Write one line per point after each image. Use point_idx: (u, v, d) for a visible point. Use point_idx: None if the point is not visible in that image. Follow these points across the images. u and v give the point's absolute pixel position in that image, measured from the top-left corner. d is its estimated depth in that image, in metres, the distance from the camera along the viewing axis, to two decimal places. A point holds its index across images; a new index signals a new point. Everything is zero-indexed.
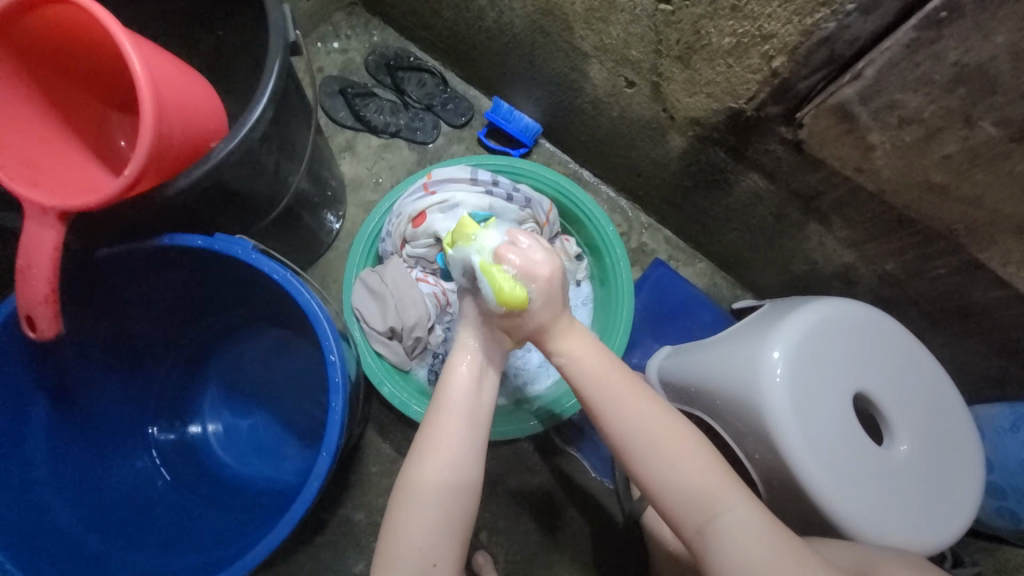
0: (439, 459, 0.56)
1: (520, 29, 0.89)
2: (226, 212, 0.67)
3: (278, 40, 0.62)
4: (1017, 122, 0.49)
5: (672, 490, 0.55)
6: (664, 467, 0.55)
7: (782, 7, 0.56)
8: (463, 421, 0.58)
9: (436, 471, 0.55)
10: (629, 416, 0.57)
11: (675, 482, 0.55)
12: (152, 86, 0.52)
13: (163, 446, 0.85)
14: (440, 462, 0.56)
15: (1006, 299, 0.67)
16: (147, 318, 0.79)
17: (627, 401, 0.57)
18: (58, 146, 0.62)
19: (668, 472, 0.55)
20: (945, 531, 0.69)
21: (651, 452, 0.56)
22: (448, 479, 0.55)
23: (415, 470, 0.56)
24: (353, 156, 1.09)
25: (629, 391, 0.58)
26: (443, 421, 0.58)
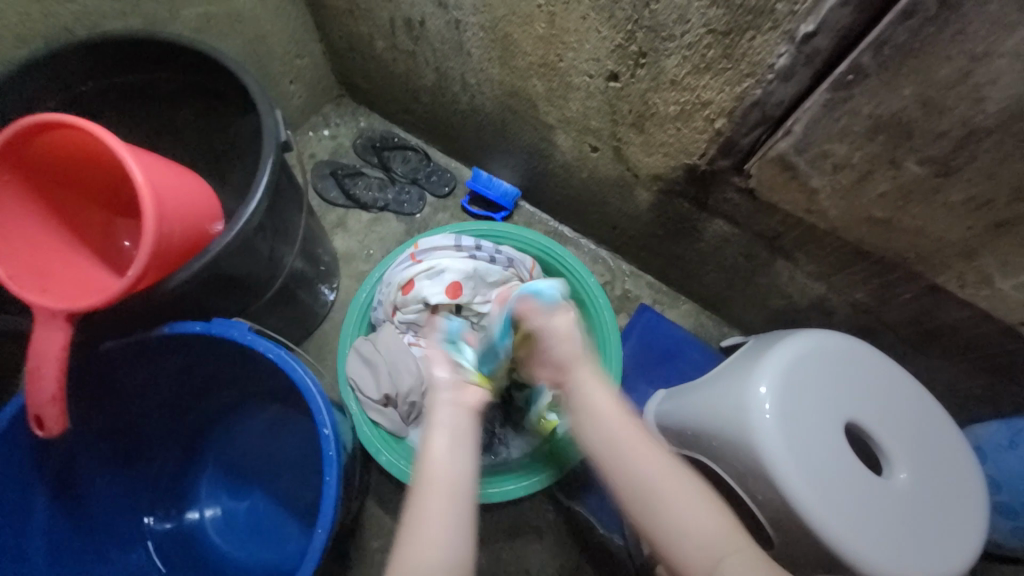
0: (427, 524, 0.53)
1: (491, 108, 0.98)
2: (224, 297, 0.71)
3: (270, 140, 0.69)
4: (937, 161, 0.55)
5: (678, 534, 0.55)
6: (664, 513, 0.56)
7: (714, 79, 0.63)
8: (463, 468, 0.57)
9: (442, 535, 0.53)
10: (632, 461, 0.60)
11: (676, 527, 0.56)
12: (154, 197, 0.57)
13: (158, 536, 0.83)
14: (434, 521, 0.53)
15: (973, 318, 0.70)
16: (147, 404, 0.80)
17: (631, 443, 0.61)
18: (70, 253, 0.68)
19: (671, 519, 0.56)
20: (956, 565, 0.67)
21: (656, 500, 0.57)
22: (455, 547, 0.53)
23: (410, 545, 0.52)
24: (345, 232, 1.16)
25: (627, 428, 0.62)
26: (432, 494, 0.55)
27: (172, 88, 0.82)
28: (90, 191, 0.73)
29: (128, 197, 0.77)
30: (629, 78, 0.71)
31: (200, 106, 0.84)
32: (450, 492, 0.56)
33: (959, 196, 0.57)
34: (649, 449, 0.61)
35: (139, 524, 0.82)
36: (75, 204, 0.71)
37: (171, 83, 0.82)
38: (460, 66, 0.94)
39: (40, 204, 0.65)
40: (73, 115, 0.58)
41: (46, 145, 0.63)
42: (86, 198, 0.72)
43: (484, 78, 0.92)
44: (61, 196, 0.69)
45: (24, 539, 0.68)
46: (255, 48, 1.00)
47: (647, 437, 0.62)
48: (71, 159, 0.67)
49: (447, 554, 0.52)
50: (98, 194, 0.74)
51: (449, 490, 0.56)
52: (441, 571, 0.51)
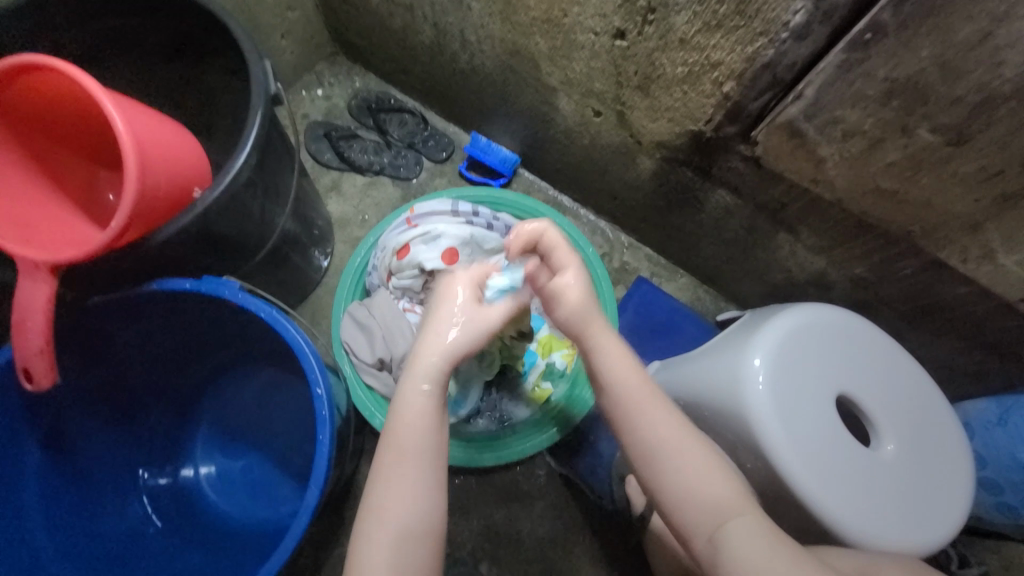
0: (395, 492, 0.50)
1: (492, 68, 0.94)
2: (215, 255, 0.70)
3: (258, 92, 0.66)
4: (950, 129, 0.53)
5: (685, 491, 0.55)
6: (673, 469, 0.56)
7: (725, 38, 0.60)
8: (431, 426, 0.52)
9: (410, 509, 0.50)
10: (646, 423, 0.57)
11: (685, 484, 0.55)
12: (136, 147, 0.55)
13: (155, 491, 0.84)
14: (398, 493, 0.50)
15: (971, 294, 0.70)
16: (139, 362, 0.80)
17: (651, 410, 0.58)
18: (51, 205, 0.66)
19: (682, 476, 0.55)
20: (938, 533, 0.69)
21: (671, 458, 0.56)
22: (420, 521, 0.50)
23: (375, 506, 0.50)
24: (339, 196, 1.13)
25: (644, 388, 0.59)
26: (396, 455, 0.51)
27: (157, 36, 0.78)
28: (70, 141, 0.70)
29: (110, 148, 0.74)
30: (636, 36, 0.68)
31: (186, 56, 0.80)
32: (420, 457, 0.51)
33: (970, 166, 0.55)
34: (666, 410, 0.59)
35: (136, 479, 0.83)
36: (54, 155, 0.68)
37: (155, 30, 0.78)
38: (460, 21, 0.89)
39: (17, 152, 0.63)
40: (47, 55, 0.54)
41: (18, 89, 0.59)
42: (65, 148, 0.69)
43: (484, 35, 0.88)
44: (39, 145, 0.66)
45: (19, 489, 0.69)
46: None
47: (660, 393, 0.60)
48: (46, 104, 0.64)
49: (413, 523, 0.50)
50: (78, 144, 0.71)
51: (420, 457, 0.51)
52: (410, 540, 0.49)
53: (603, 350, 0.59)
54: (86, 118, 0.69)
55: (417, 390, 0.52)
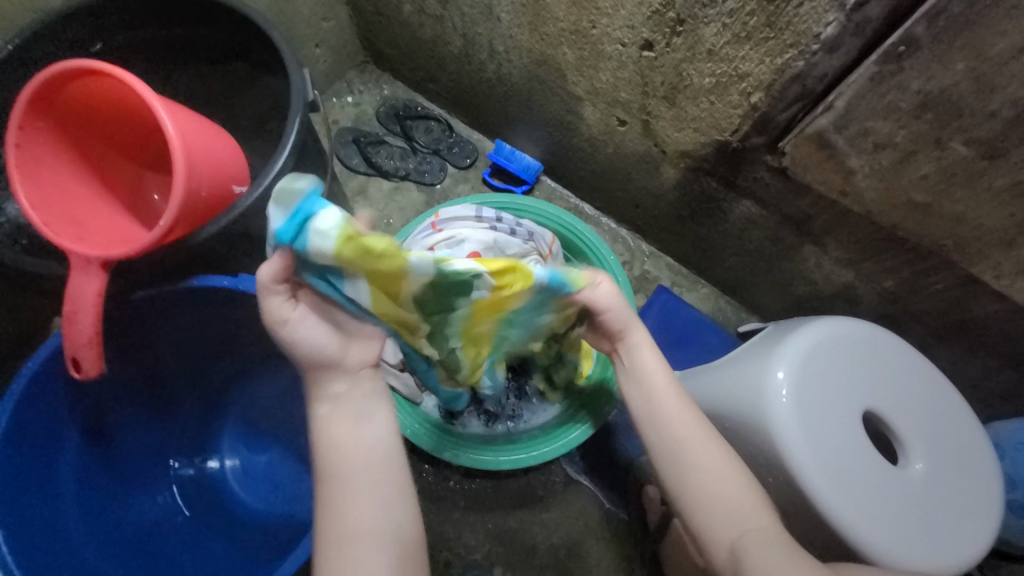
0: (364, 504, 0.53)
1: (518, 77, 0.96)
2: (249, 254, 0.73)
3: (298, 99, 0.68)
4: (986, 143, 0.52)
5: (701, 496, 0.56)
6: (700, 477, 0.56)
7: (754, 49, 0.61)
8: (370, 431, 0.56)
9: (376, 520, 0.53)
10: (678, 432, 0.59)
11: (707, 491, 0.56)
12: (184, 150, 0.58)
13: (183, 481, 0.87)
14: (355, 502, 0.53)
15: (1006, 312, 0.68)
16: (173, 355, 0.83)
17: (679, 420, 0.60)
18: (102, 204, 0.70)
19: (706, 483, 0.56)
20: (968, 553, 0.67)
21: (690, 463, 0.57)
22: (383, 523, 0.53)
23: (341, 522, 0.53)
24: (366, 200, 1.16)
25: (676, 398, 0.61)
26: (344, 475, 0.54)
27: (202, 44, 0.82)
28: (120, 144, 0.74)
29: (155, 151, 0.78)
30: (664, 47, 0.69)
31: (229, 65, 0.84)
32: (377, 464, 0.55)
33: (1005, 181, 0.54)
34: (693, 418, 0.60)
35: (165, 469, 0.86)
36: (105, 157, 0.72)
37: (199, 38, 0.82)
38: (489, 32, 0.92)
39: (72, 154, 0.67)
40: (106, 62, 0.58)
41: (75, 94, 0.63)
42: (115, 150, 0.73)
43: (512, 46, 0.90)
44: (92, 147, 0.70)
45: (60, 473, 0.73)
46: (282, 7, 0.99)
47: (689, 401, 0.62)
48: (100, 109, 0.68)
49: (383, 523, 0.54)
50: (127, 147, 0.75)
51: (379, 462, 0.55)
52: (387, 538, 0.53)
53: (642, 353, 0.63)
54: (136, 123, 0.73)
55: (328, 404, 0.55)
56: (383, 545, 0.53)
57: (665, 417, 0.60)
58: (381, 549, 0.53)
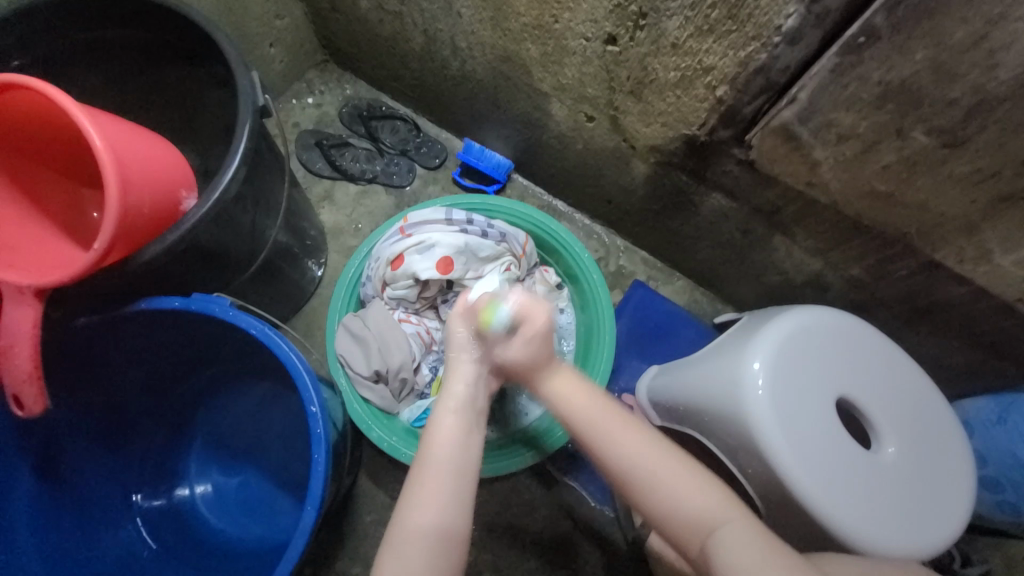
0: (427, 502, 0.51)
1: (483, 74, 0.93)
2: (205, 271, 0.69)
3: (247, 105, 0.65)
4: (945, 131, 0.53)
5: (666, 510, 0.53)
6: (656, 490, 0.54)
7: (717, 42, 0.60)
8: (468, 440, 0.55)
9: (429, 523, 0.51)
10: (624, 449, 0.55)
11: (669, 505, 0.53)
12: (116, 166, 0.54)
13: (148, 512, 0.83)
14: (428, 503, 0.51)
15: (968, 294, 0.70)
16: (130, 380, 0.78)
17: (624, 434, 0.55)
18: (30, 226, 0.64)
19: (665, 496, 0.53)
20: (941, 534, 0.69)
21: (648, 479, 0.54)
22: (445, 528, 0.51)
23: (401, 521, 0.51)
24: (332, 205, 1.12)
25: (610, 412, 0.57)
26: (428, 472, 0.53)
27: (142, 48, 0.77)
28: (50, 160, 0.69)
29: (91, 165, 0.73)
30: (628, 41, 0.67)
31: (173, 69, 0.79)
32: (455, 471, 0.53)
33: (965, 168, 0.55)
34: (636, 430, 0.56)
35: (129, 501, 0.81)
36: (29, 174, 0.66)
37: (139, 42, 0.76)
38: (450, 28, 0.89)
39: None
40: (24, 75, 0.53)
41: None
42: (45, 167, 0.68)
43: (474, 42, 0.87)
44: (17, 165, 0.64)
45: (8, 514, 0.68)
46: (230, 6, 0.94)
47: (626, 410, 0.58)
48: (21, 122, 0.62)
49: (446, 527, 0.51)
50: (58, 162, 0.70)
51: (453, 470, 0.53)
52: (439, 543, 0.50)
53: (563, 382, 0.58)
54: (66, 136, 0.67)
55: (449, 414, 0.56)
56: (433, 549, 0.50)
57: (610, 441, 0.56)
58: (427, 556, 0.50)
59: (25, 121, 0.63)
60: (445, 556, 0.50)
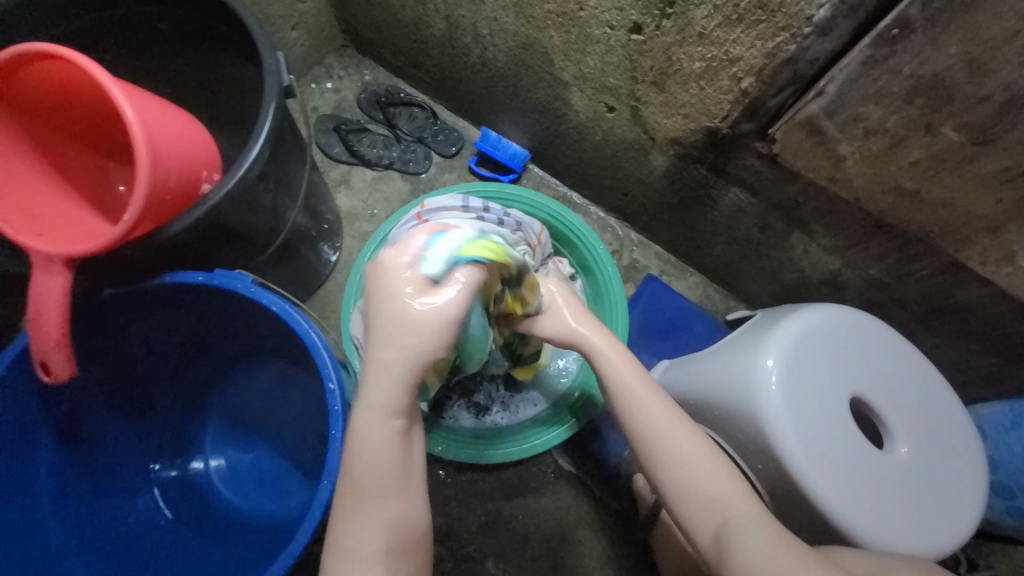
0: (378, 491, 0.52)
1: (503, 62, 0.93)
2: (227, 248, 0.70)
3: (272, 85, 0.65)
4: (976, 127, 0.52)
5: (688, 488, 0.55)
6: (676, 471, 0.56)
7: (745, 32, 0.59)
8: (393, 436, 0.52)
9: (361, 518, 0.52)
10: (648, 424, 0.59)
11: (687, 484, 0.55)
12: (147, 140, 0.54)
13: (165, 483, 0.85)
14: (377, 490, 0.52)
15: (989, 297, 0.69)
16: (150, 354, 0.80)
17: (653, 410, 0.60)
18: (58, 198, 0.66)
19: (685, 477, 0.56)
20: (954, 537, 0.68)
21: (667, 459, 0.57)
22: (395, 511, 0.53)
23: (352, 508, 0.52)
24: (348, 190, 1.13)
25: (644, 389, 0.61)
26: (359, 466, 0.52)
27: (169, 25, 0.78)
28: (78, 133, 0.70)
29: (118, 140, 0.73)
30: (653, 30, 0.67)
31: (198, 49, 0.80)
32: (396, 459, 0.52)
33: (995, 166, 0.54)
34: (664, 411, 0.60)
35: (146, 471, 0.84)
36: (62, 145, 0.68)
37: (165, 20, 0.77)
38: (472, 14, 0.88)
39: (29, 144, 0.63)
40: (60, 46, 0.54)
41: (27, 79, 0.59)
42: (73, 140, 0.69)
43: (497, 29, 0.87)
44: (48, 137, 0.66)
45: (32, 480, 0.70)
46: None
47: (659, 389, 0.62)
48: (55, 96, 0.64)
49: (396, 510, 0.53)
50: (86, 136, 0.71)
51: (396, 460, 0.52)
52: (390, 527, 0.52)
53: (606, 355, 0.64)
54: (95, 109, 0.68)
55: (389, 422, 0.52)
56: (384, 533, 0.52)
57: (638, 414, 0.60)
58: (380, 537, 0.52)
59: (57, 93, 0.64)
60: (397, 540, 0.53)
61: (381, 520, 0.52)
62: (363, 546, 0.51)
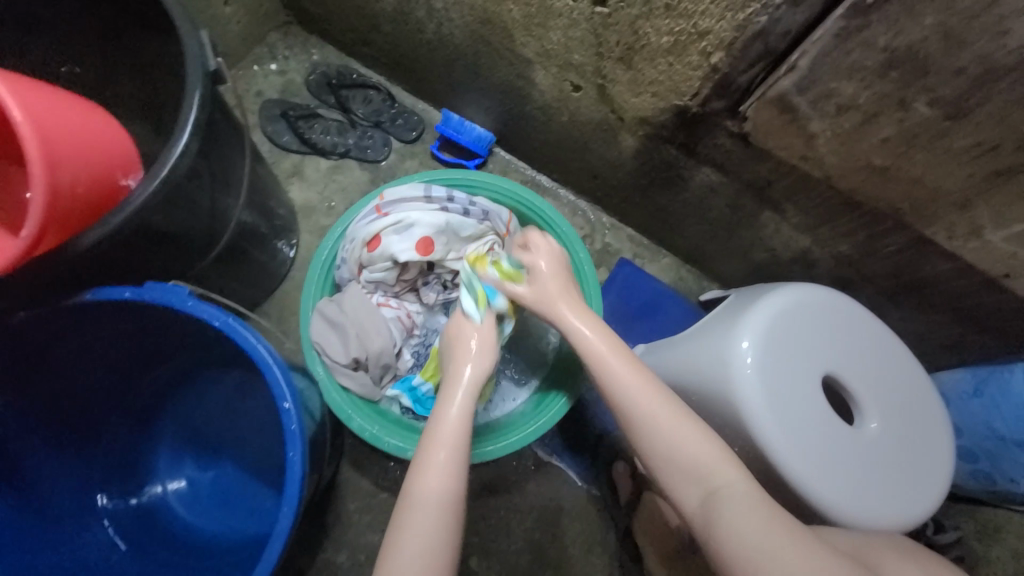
0: (436, 465, 0.57)
1: (461, 39, 0.87)
2: (160, 256, 0.63)
3: (196, 70, 0.58)
4: (949, 102, 0.50)
5: (672, 454, 0.58)
6: (666, 445, 0.58)
7: (714, 3, 0.55)
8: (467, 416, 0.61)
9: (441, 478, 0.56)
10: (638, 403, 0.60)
11: (677, 455, 0.57)
12: (37, 144, 0.48)
13: (117, 512, 0.78)
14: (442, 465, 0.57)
15: (954, 271, 0.69)
16: (86, 374, 0.73)
17: (640, 389, 0.61)
18: None
19: (676, 446, 0.57)
20: (924, 506, 0.71)
21: (656, 434, 0.58)
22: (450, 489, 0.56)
23: (415, 481, 0.56)
24: (302, 182, 1.05)
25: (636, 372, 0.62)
26: (433, 441, 0.59)
27: (72, 2, 0.68)
28: None
29: None
30: (618, 2, 0.62)
31: (113, 30, 0.70)
32: (461, 439, 0.59)
33: (966, 142, 0.53)
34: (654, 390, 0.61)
35: (92, 501, 0.77)
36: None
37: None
38: None
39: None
40: None
41: None
42: None
43: (451, 2, 0.80)
44: None
45: None
46: None
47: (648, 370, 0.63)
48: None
49: (447, 488, 0.56)
50: None
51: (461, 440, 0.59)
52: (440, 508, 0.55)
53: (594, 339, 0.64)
54: None
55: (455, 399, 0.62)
56: (436, 514, 0.54)
57: (628, 396, 0.60)
58: (432, 518, 0.54)
59: None
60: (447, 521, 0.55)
61: (439, 490, 0.55)
62: (419, 525, 0.54)
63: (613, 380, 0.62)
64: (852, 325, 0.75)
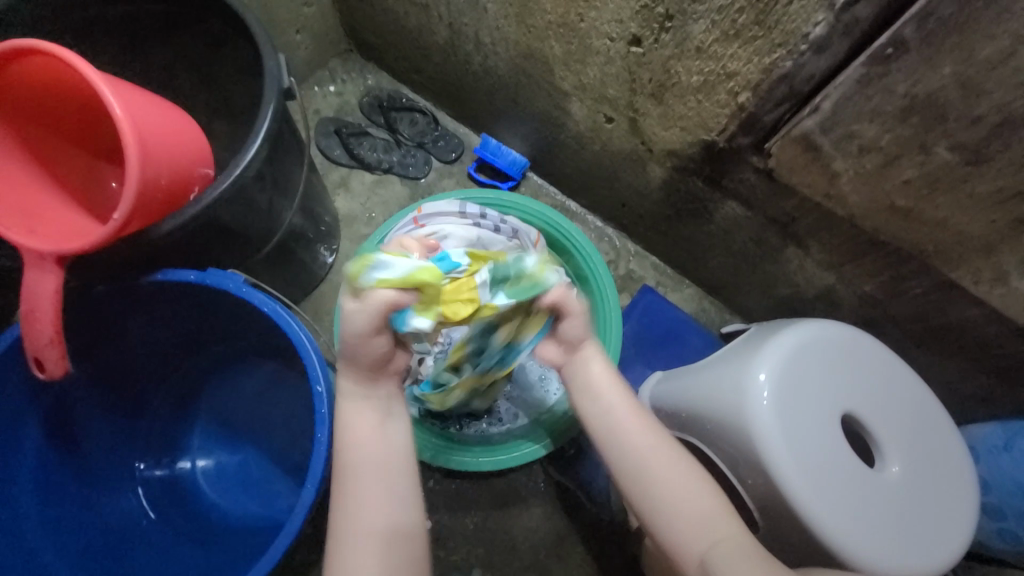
0: (367, 504, 0.56)
1: (505, 70, 0.94)
2: (221, 247, 0.70)
3: (272, 86, 0.66)
4: (970, 147, 0.52)
5: (667, 511, 0.57)
6: (657, 495, 0.58)
7: (742, 48, 0.60)
8: (386, 438, 0.59)
9: (377, 515, 0.56)
10: (634, 447, 0.60)
11: (672, 504, 0.57)
12: (135, 140, 0.55)
13: (150, 482, 0.84)
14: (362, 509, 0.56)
15: (983, 317, 0.68)
16: (141, 349, 0.80)
17: (636, 432, 0.61)
18: (41, 193, 0.66)
19: (671, 497, 0.57)
20: (943, 558, 0.68)
21: (654, 479, 0.58)
22: (388, 520, 0.56)
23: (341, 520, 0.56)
24: (347, 192, 1.13)
25: (627, 413, 0.62)
26: (355, 477, 0.57)
27: (175, 27, 0.79)
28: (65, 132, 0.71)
29: (104, 136, 0.75)
30: (652, 43, 0.67)
31: (203, 50, 0.81)
32: (388, 470, 0.58)
33: (988, 187, 0.54)
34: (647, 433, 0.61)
35: (131, 468, 0.83)
36: (46, 141, 0.69)
37: (170, 20, 0.78)
38: (475, 23, 0.89)
39: (15, 142, 0.64)
40: (46, 41, 0.54)
41: (13, 76, 0.60)
42: (60, 138, 0.70)
43: (498, 38, 0.88)
44: (35, 137, 0.67)
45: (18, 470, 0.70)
46: None
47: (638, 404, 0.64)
48: (44, 94, 0.65)
49: (395, 517, 0.56)
50: (75, 134, 0.72)
51: (386, 468, 0.58)
52: (388, 536, 0.56)
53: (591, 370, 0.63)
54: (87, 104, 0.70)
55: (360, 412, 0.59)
56: (382, 542, 0.55)
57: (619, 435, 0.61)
58: (377, 548, 0.55)
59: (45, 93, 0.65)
60: (396, 551, 0.55)
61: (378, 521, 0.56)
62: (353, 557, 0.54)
63: (606, 417, 0.62)
64: (875, 364, 0.75)
